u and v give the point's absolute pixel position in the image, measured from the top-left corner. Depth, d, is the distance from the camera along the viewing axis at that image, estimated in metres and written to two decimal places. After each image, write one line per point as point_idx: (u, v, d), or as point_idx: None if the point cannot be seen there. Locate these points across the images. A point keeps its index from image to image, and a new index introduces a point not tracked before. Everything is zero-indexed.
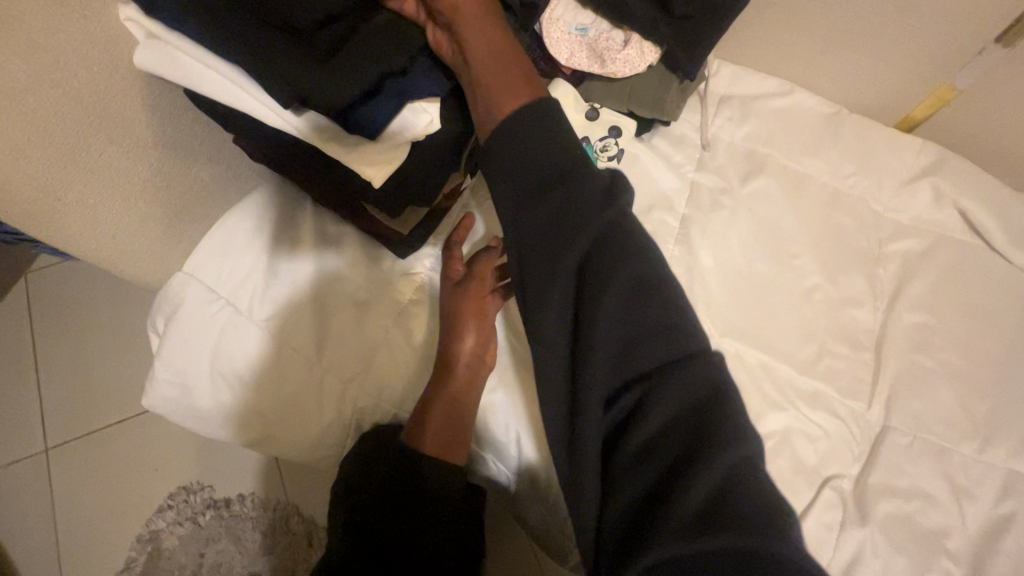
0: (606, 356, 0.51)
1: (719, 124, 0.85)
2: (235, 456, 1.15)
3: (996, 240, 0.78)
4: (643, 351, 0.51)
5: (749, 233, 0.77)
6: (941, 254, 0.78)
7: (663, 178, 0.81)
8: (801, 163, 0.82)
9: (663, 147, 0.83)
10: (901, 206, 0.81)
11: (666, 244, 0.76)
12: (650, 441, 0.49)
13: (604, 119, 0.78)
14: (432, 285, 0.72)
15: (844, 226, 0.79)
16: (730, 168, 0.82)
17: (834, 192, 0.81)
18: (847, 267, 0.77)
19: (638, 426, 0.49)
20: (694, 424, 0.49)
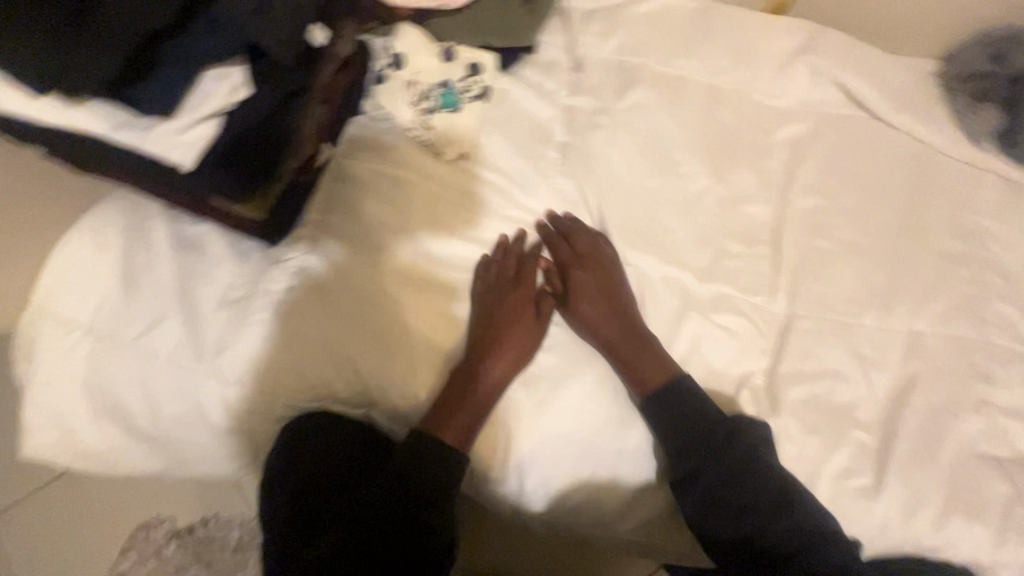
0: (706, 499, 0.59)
1: (588, 42, 0.81)
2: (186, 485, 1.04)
3: (876, 107, 0.77)
4: (710, 486, 0.59)
5: (632, 150, 0.75)
6: (826, 132, 0.77)
7: (537, 108, 0.77)
8: (676, 66, 0.79)
9: (533, 76, 0.79)
10: (781, 91, 0.78)
11: (549, 177, 0.74)
12: (712, 507, 0.58)
13: (461, 58, 0.74)
14: (307, 269, 0.64)
15: (727, 124, 0.77)
16: (606, 85, 0.79)
17: (712, 89, 0.78)
18: (732, 164, 0.75)
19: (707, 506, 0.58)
20: (737, 457, 0.59)
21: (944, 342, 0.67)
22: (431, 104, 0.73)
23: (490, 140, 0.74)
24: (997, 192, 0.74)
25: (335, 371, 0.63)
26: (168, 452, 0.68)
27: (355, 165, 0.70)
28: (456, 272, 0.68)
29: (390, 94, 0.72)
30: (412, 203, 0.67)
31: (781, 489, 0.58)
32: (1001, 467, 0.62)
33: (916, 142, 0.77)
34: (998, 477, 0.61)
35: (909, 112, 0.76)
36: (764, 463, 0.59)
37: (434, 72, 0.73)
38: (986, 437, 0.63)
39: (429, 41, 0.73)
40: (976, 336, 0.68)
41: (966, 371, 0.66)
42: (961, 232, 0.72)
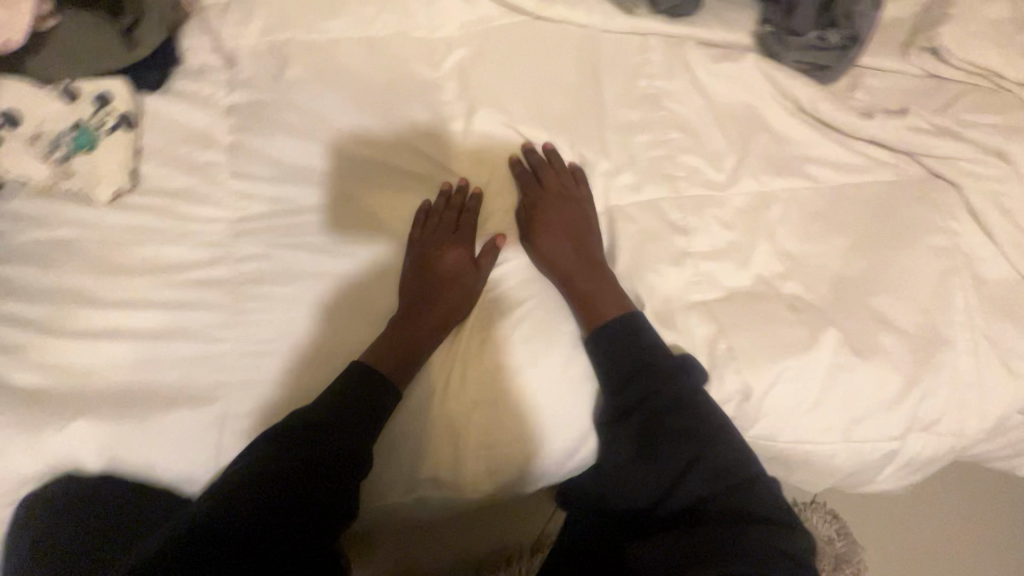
0: (662, 444, 0.55)
1: (233, 34, 0.76)
2: None
3: (529, 8, 0.76)
4: (661, 438, 0.55)
5: (298, 127, 0.72)
6: (491, 48, 0.76)
7: (194, 118, 0.73)
8: (325, 29, 0.76)
9: (185, 87, 0.75)
10: (437, 23, 0.77)
11: (222, 183, 0.70)
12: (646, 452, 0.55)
13: (87, 93, 0.69)
14: None
15: (392, 69, 0.74)
16: (261, 71, 0.75)
17: (368, 42, 0.76)
18: (403, 107, 0.73)
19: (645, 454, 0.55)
20: (661, 404, 0.56)
21: (637, 210, 0.68)
22: (65, 152, 0.68)
23: (152, 167, 0.70)
24: (661, 51, 0.75)
25: (18, 451, 0.58)
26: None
27: (16, 244, 0.66)
28: (150, 310, 0.63)
29: (15, 154, 0.67)
30: (73, 258, 0.65)
31: (677, 404, 0.56)
32: (709, 309, 0.62)
33: (578, 29, 0.77)
34: (703, 321, 0.61)
35: (560, 2, 0.76)
36: (682, 385, 0.56)
37: (59, 117, 0.68)
38: (692, 286, 0.64)
39: (39, 88, 0.68)
40: (667, 194, 0.68)
41: (662, 229, 0.66)
42: (635, 100, 0.73)
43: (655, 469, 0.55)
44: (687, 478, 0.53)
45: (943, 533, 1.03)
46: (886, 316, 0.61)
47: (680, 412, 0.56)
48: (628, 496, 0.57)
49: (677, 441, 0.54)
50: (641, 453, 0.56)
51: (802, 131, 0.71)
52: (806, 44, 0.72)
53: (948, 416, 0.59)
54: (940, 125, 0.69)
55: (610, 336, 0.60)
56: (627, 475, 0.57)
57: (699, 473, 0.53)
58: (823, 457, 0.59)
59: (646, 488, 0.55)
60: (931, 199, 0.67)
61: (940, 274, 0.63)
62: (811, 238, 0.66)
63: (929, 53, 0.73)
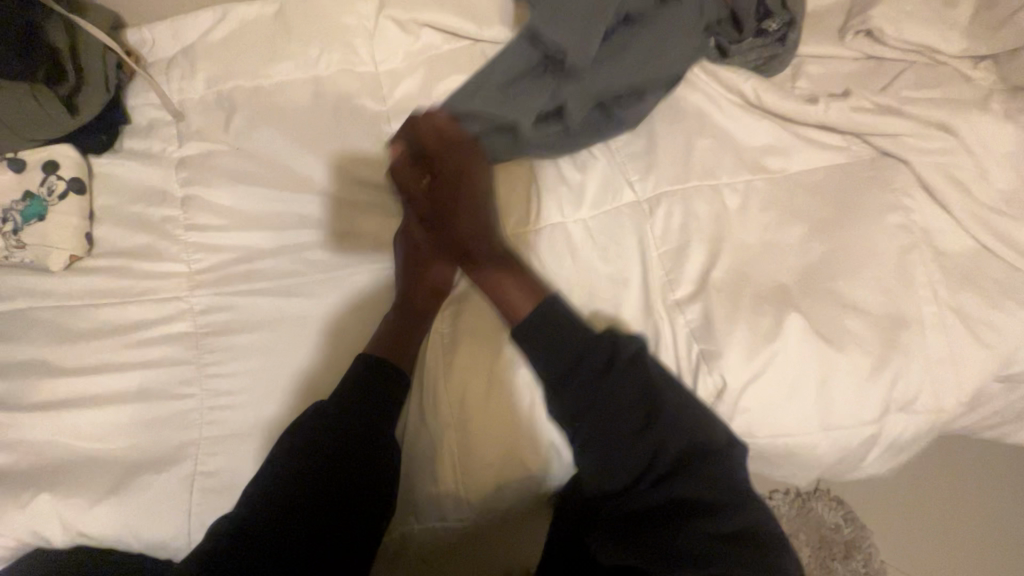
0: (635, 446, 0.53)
1: (179, 88, 0.77)
2: None
3: (468, 32, 0.77)
4: (630, 434, 0.54)
5: (251, 173, 0.72)
6: (438, 71, 0.77)
7: (145, 175, 0.73)
8: (270, 73, 0.76)
9: (136, 146, 0.75)
10: (380, 55, 0.77)
11: (177, 237, 0.69)
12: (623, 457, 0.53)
13: (33, 162, 0.69)
14: None
15: (339, 104, 0.75)
16: (209, 123, 0.75)
17: (314, 81, 0.76)
18: (353, 142, 0.73)
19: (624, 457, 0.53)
20: (619, 384, 0.55)
21: (597, 218, 0.66)
22: (15, 224, 0.67)
23: (107, 229, 0.70)
24: None
25: None
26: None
27: None
28: (115, 375, 0.63)
29: None
30: (33, 329, 0.65)
31: (642, 368, 0.56)
32: (677, 310, 0.61)
33: None
34: (671, 322, 0.61)
35: (500, 23, 0.77)
36: (630, 347, 0.56)
37: (6, 189, 0.68)
38: (660, 287, 0.63)
39: None
40: (623, 198, 0.68)
41: (623, 229, 0.66)
42: None
43: (632, 442, 0.53)
44: (660, 452, 0.52)
45: (953, 508, 1.03)
46: (851, 299, 0.61)
47: (653, 381, 0.55)
48: (603, 468, 0.53)
49: (641, 407, 0.54)
50: (606, 423, 0.54)
51: (751, 123, 0.71)
52: (746, 46, 0.72)
53: (925, 393, 0.58)
54: (883, 103, 0.69)
55: (563, 333, 0.57)
56: (606, 458, 0.53)
57: (653, 441, 0.53)
58: (804, 448, 0.58)
59: (625, 474, 0.53)
60: (881, 178, 0.67)
61: (900, 252, 0.63)
62: (770, 230, 0.66)
63: (864, 36, 0.75)
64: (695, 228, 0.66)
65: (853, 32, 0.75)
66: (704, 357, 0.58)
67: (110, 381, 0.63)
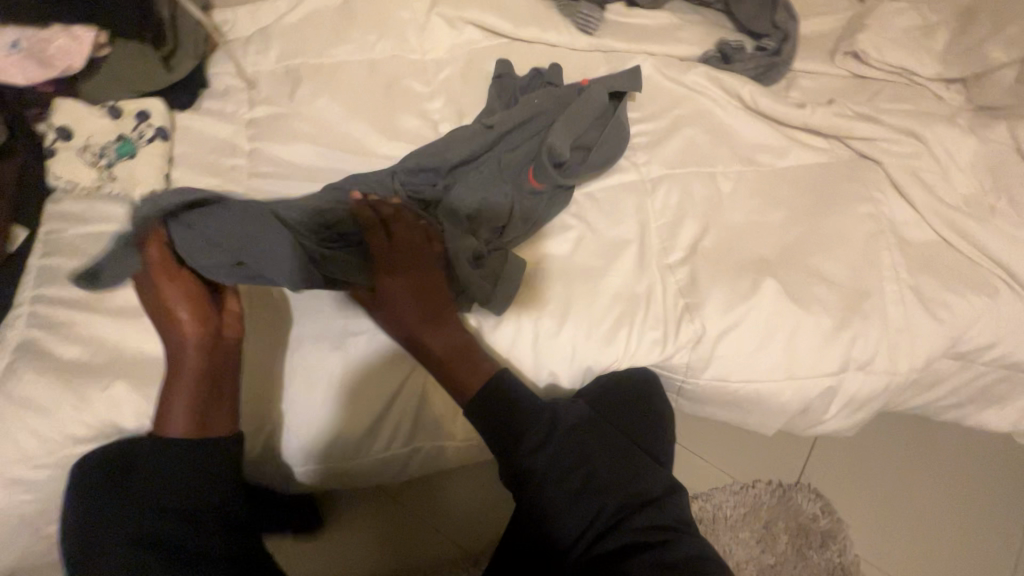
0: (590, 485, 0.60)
1: (253, 61, 0.89)
2: None
3: (506, 31, 0.89)
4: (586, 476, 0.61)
5: (309, 134, 0.83)
6: (477, 62, 0.88)
7: (218, 130, 0.84)
8: (333, 54, 0.88)
9: (212, 106, 0.86)
10: (428, 45, 0.89)
11: (242, 183, 0.80)
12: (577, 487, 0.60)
13: (128, 110, 0.81)
14: (30, 338, 0.69)
15: (389, 83, 0.86)
16: (277, 91, 0.87)
17: (370, 63, 0.88)
18: (399, 115, 0.84)
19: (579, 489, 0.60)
20: (573, 444, 0.63)
21: (605, 190, 0.76)
22: (109, 159, 0.79)
23: (182, 171, 0.81)
24: (619, 62, 0.87)
25: (68, 410, 0.66)
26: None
27: (62, 238, 0.75)
28: None
29: (66, 162, 0.77)
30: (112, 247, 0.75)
31: (594, 426, 0.65)
32: (669, 271, 0.70)
33: (550, 47, 0.89)
34: (665, 279, 0.70)
35: (533, 25, 0.89)
36: (569, 414, 0.64)
37: (103, 130, 0.79)
38: (657, 251, 0.72)
39: (89, 107, 0.79)
40: (630, 176, 0.77)
41: (627, 200, 0.75)
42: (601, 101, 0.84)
43: (590, 492, 0.60)
44: (608, 498, 0.60)
45: (924, 503, 1.07)
46: (822, 271, 0.70)
47: (597, 431, 0.65)
48: (560, 511, 0.59)
49: (594, 460, 0.62)
50: (564, 478, 0.61)
51: (746, 122, 0.81)
52: (751, 55, 0.85)
53: (882, 355, 0.67)
54: (863, 112, 0.79)
55: (523, 393, 0.63)
56: (566, 504, 0.59)
57: (605, 477, 0.61)
58: (770, 393, 0.66)
59: (584, 512, 0.59)
60: (856, 175, 0.77)
61: (868, 236, 0.72)
62: (757, 212, 0.75)
63: (851, 57, 0.86)
64: (689, 205, 0.75)
65: (841, 52, 0.86)
66: (689, 309, 0.67)
67: None
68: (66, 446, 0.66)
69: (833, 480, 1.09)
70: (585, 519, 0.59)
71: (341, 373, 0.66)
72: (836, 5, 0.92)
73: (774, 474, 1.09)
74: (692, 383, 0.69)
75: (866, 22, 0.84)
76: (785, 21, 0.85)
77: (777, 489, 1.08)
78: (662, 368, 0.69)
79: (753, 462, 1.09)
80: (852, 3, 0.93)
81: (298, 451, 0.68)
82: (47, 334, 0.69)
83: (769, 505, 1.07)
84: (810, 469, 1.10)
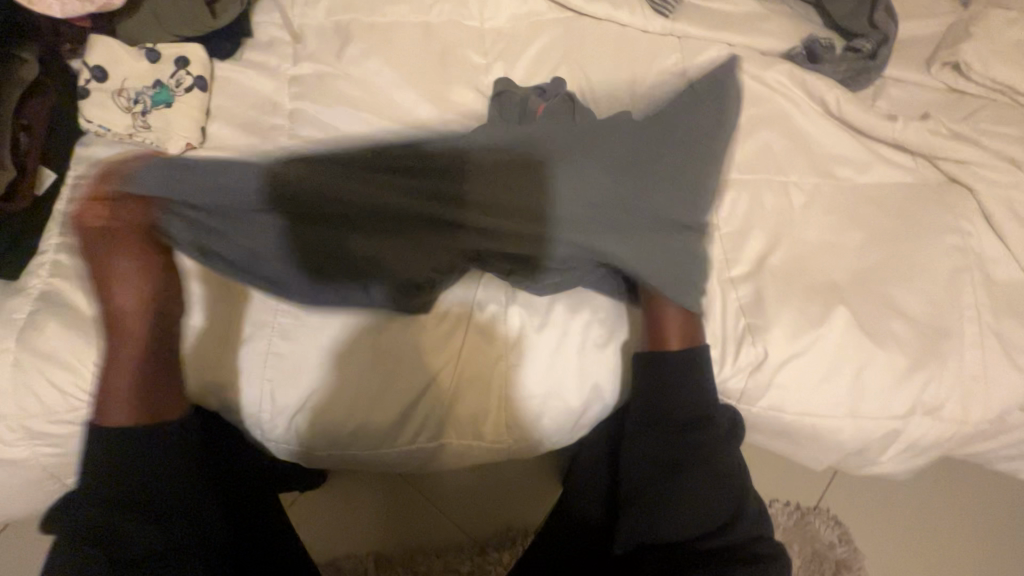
0: (714, 485, 0.59)
1: (301, 13, 0.83)
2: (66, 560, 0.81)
3: (575, 4, 0.82)
4: (721, 479, 0.60)
5: (356, 99, 0.78)
6: (540, 36, 0.82)
7: (258, 84, 0.79)
8: (386, 13, 0.82)
9: (254, 58, 0.80)
10: (489, 13, 0.83)
11: (281, 144, 0.75)
12: (703, 484, 0.59)
13: (167, 55, 0.76)
14: (53, 289, 0.66)
15: (444, 50, 0.80)
16: (324, 48, 0.81)
17: (425, 26, 0.82)
18: (453, 86, 0.78)
19: (705, 483, 0.59)
20: (707, 458, 0.60)
21: None
22: (144, 106, 0.73)
23: (219, 126, 0.76)
24: (694, 50, 0.80)
25: (92, 368, 0.63)
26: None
27: (92, 185, 0.72)
28: (205, 251, 0.69)
29: (100, 105, 0.73)
30: None
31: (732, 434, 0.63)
32: (732, 287, 0.66)
33: (619, 27, 0.82)
34: (729, 297, 0.65)
35: (605, 0, 0.82)
36: (725, 418, 0.62)
37: (141, 75, 0.74)
38: (721, 263, 0.67)
39: (127, 48, 0.74)
40: None
41: None
42: (670, 92, 0.77)
43: (711, 503, 0.59)
44: (710, 510, 0.59)
45: (956, 548, 0.94)
46: (898, 304, 0.65)
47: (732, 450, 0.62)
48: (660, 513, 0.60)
49: (723, 477, 0.60)
50: (690, 485, 0.59)
51: (829, 130, 0.75)
52: (841, 57, 0.78)
53: (953, 401, 0.63)
54: (960, 131, 0.72)
55: (691, 396, 0.61)
56: (689, 505, 0.59)
57: (723, 493, 0.59)
58: (827, 428, 0.64)
59: (703, 520, 0.59)
60: (945, 201, 0.70)
61: (951, 271, 0.66)
62: (833, 230, 0.69)
63: (950, 68, 0.78)
64: (759, 216, 0.69)
65: (940, 62, 0.78)
66: (751, 330, 0.63)
67: (200, 257, 0.68)
68: (89, 405, 0.65)
69: (864, 511, 0.95)
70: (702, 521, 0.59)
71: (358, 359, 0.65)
72: (937, 7, 0.84)
73: (796, 496, 0.96)
74: (745, 410, 0.66)
75: (972, 31, 0.76)
76: (886, 20, 0.77)
77: (797, 514, 0.95)
78: (716, 391, 0.66)
79: (779, 480, 0.96)
80: (955, 6, 0.84)
81: (321, 433, 0.65)
82: (71, 287, 0.66)
83: (788, 529, 0.94)
84: (834, 497, 0.96)
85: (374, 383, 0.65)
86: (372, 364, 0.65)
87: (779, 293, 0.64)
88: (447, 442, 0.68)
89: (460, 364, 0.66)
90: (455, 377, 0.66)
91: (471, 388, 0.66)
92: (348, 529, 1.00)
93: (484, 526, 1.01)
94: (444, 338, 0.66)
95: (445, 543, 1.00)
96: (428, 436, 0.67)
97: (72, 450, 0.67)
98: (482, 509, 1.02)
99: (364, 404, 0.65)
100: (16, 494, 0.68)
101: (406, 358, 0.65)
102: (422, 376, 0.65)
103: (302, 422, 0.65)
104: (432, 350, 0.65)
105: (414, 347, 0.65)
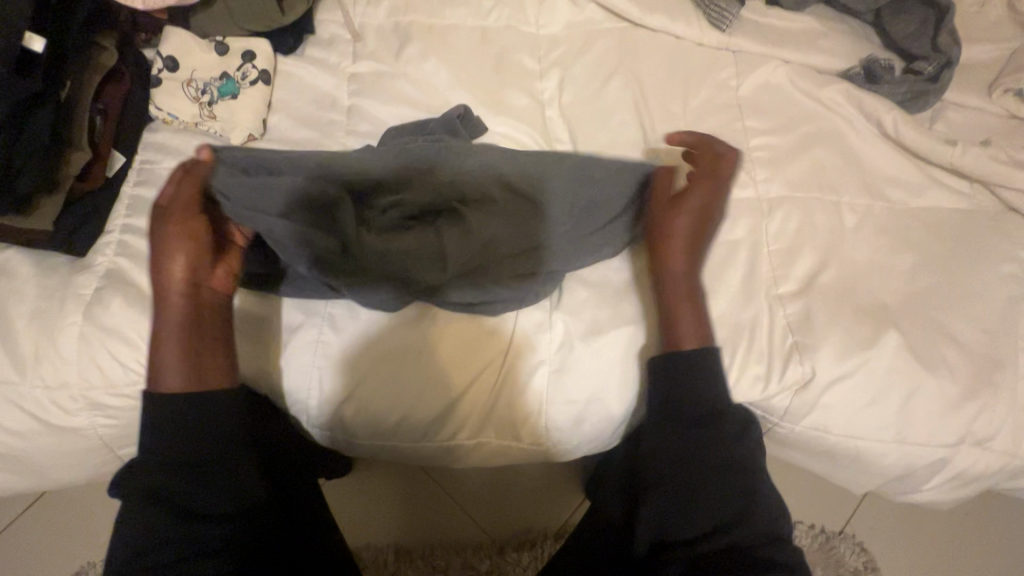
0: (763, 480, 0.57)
1: (362, 12, 0.85)
2: (99, 529, 0.84)
3: (633, 15, 0.83)
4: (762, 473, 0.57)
5: (412, 99, 0.79)
6: (596, 44, 0.83)
7: (319, 80, 0.81)
8: (445, 16, 0.84)
9: (316, 54, 0.83)
10: (546, 21, 0.84)
11: (339, 139, 0.78)
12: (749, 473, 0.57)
13: (235, 49, 0.78)
14: (118, 268, 0.69)
15: (500, 55, 0.82)
16: (383, 48, 0.83)
17: (482, 31, 0.83)
18: (508, 91, 0.79)
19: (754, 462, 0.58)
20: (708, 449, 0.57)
21: None
22: (211, 97, 0.76)
23: (280, 118, 0.79)
24: (749, 65, 0.80)
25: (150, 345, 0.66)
26: (33, 473, 0.71)
27: (157, 169, 0.75)
28: None
29: (170, 94, 0.76)
30: None
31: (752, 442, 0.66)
32: (779, 304, 0.66)
33: (675, 39, 0.83)
34: (776, 313, 0.65)
35: (661, 12, 0.83)
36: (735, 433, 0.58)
37: (209, 66, 0.77)
38: (770, 279, 0.67)
39: (199, 41, 0.77)
40: (749, 193, 0.71)
41: (745, 215, 0.70)
42: (723, 106, 0.77)
43: (698, 507, 0.55)
44: (730, 495, 0.55)
45: None
46: (951, 331, 0.64)
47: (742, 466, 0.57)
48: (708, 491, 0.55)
49: (714, 484, 0.56)
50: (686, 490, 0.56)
51: (884, 152, 0.74)
52: (901, 78, 0.78)
53: (1003, 433, 0.62)
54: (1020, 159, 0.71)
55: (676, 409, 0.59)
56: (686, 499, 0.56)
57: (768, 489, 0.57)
58: (872, 451, 0.63)
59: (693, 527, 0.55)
60: (1002, 229, 0.69)
61: (1007, 300, 0.65)
62: (885, 253, 0.68)
63: (1012, 95, 0.77)
64: (810, 235, 0.69)
65: (1002, 89, 0.77)
66: (798, 347, 0.63)
67: None
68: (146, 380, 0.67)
69: (891, 537, 0.94)
70: (688, 530, 0.55)
71: (399, 353, 0.66)
72: (1002, 32, 0.82)
73: (822, 518, 0.94)
74: (787, 427, 0.66)
75: None
76: (950, 44, 0.76)
77: (822, 537, 0.93)
78: (760, 407, 0.66)
79: (805, 501, 0.95)
80: None
81: (364, 425, 0.67)
82: (134, 266, 0.69)
83: (812, 551, 0.93)
84: (861, 522, 0.94)
85: (418, 381, 0.66)
86: (411, 360, 0.66)
87: (827, 312, 0.64)
88: (485, 438, 0.69)
89: (495, 363, 0.67)
90: (494, 378, 0.67)
91: (512, 386, 0.67)
92: (369, 522, 1.02)
93: (504, 529, 1.02)
94: (478, 337, 0.67)
95: (465, 543, 1.01)
96: (467, 433, 0.68)
97: (125, 422, 0.70)
98: (504, 511, 1.02)
99: (406, 401, 0.66)
100: (71, 462, 0.72)
101: (444, 354, 0.66)
102: (463, 372, 0.66)
103: (345, 413, 0.67)
104: (469, 350, 0.66)
105: (451, 344, 0.66)
